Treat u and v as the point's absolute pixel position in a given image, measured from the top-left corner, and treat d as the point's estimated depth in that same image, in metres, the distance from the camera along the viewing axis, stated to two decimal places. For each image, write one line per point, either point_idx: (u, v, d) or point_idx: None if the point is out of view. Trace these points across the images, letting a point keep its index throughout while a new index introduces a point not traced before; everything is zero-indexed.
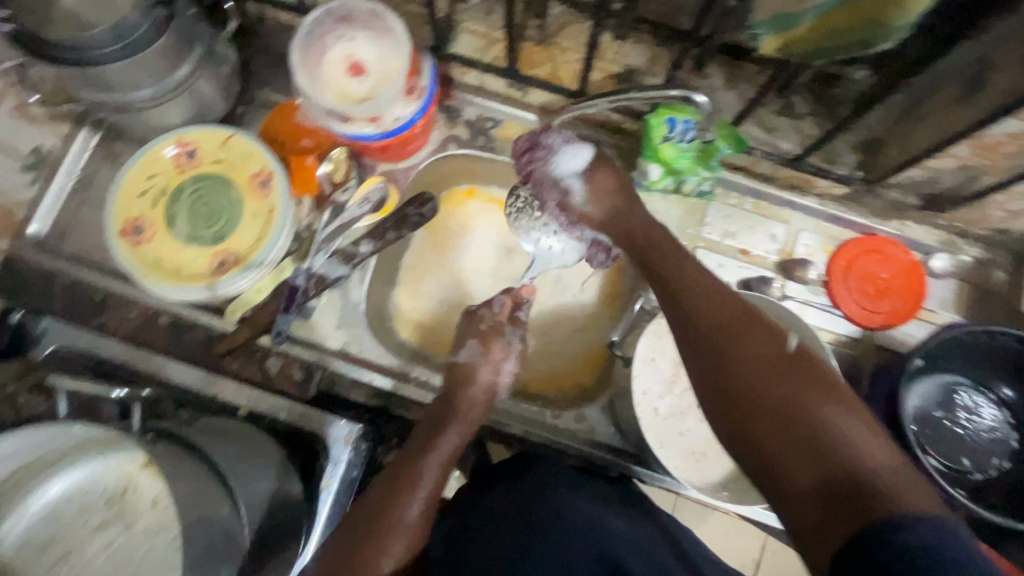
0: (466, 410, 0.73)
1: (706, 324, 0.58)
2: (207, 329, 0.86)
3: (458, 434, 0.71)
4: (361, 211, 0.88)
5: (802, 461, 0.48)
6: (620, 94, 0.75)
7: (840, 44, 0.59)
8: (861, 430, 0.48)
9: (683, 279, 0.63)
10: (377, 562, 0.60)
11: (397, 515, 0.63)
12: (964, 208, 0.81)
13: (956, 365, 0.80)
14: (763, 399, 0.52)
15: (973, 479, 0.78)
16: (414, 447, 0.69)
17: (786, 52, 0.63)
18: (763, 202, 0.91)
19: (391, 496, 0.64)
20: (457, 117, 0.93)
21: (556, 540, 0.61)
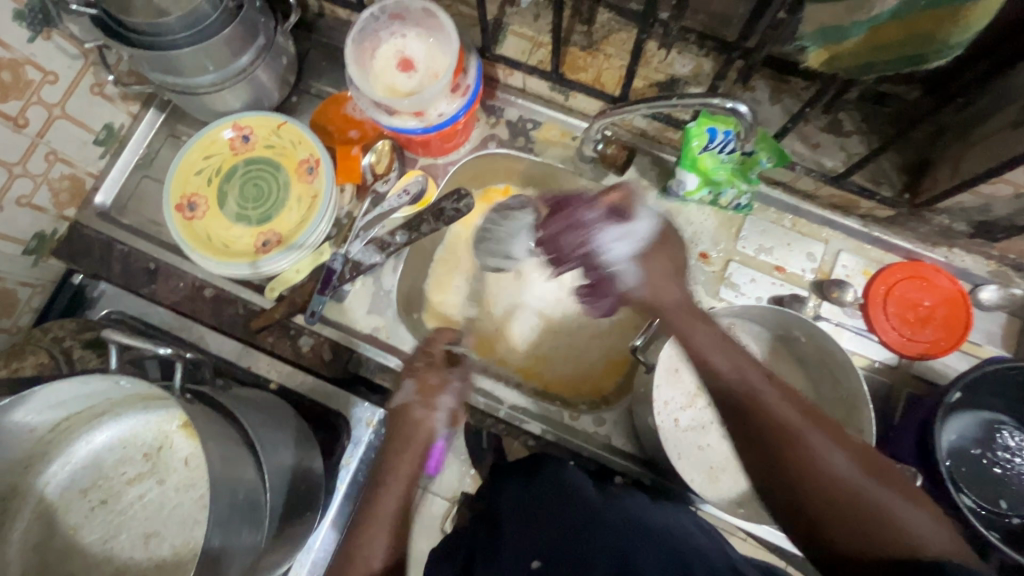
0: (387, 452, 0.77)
1: (783, 418, 0.60)
2: (247, 304, 0.90)
3: (401, 481, 0.74)
4: (399, 203, 0.91)
5: (854, 529, 0.52)
6: (660, 101, 0.74)
7: (888, 60, 0.58)
8: (904, 506, 0.51)
9: (729, 367, 0.67)
10: None
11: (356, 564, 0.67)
12: (1017, 239, 0.78)
13: (997, 401, 0.77)
14: (821, 482, 0.55)
15: (1009, 523, 0.74)
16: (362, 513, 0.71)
17: (834, 66, 0.62)
18: (802, 220, 0.89)
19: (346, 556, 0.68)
20: (499, 116, 0.95)
21: (602, 522, 0.60)
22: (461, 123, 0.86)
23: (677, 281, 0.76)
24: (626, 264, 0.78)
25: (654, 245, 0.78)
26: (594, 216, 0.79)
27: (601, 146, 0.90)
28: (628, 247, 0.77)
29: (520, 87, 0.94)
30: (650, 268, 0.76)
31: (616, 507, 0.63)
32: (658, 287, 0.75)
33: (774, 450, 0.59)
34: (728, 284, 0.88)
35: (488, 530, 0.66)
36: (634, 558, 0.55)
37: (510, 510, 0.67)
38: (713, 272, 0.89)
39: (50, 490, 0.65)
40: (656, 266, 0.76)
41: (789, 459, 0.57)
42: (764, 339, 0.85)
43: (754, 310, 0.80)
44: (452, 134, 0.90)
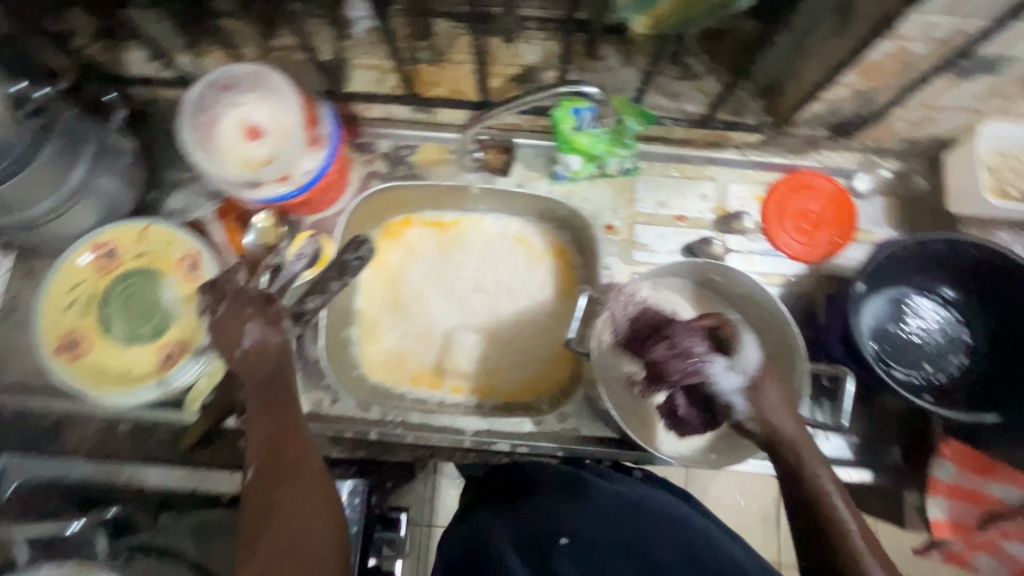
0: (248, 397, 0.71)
1: (839, 526, 0.51)
2: (172, 426, 0.83)
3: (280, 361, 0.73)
4: (299, 267, 0.82)
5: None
6: (519, 101, 0.75)
7: (707, 10, 0.61)
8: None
9: (825, 488, 0.54)
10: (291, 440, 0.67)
11: (285, 411, 0.69)
12: (870, 128, 0.84)
13: (899, 279, 0.83)
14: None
15: (937, 381, 0.81)
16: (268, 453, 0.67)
17: (658, 27, 0.65)
18: (687, 165, 0.92)
19: (274, 428, 0.69)
20: (372, 150, 0.90)
21: (602, 502, 0.66)
22: (334, 174, 0.82)
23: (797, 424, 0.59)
24: (739, 398, 0.61)
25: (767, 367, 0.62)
26: (700, 347, 0.65)
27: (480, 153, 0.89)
28: (745, 378, 0.62)
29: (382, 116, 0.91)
30: (768, 392, 0.61)
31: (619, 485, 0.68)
32: (778, 416, 0.59)
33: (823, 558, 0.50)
34: (639, 247, 0.91)
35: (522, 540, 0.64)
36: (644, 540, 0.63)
37: (532, 518, 0.66)
38: (623, 240, 0.91)
39: None
40: (772, 392, 0.61)
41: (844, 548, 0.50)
42: (687, 288, 0.88)
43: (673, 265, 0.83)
44: (331, 188, 0.86)
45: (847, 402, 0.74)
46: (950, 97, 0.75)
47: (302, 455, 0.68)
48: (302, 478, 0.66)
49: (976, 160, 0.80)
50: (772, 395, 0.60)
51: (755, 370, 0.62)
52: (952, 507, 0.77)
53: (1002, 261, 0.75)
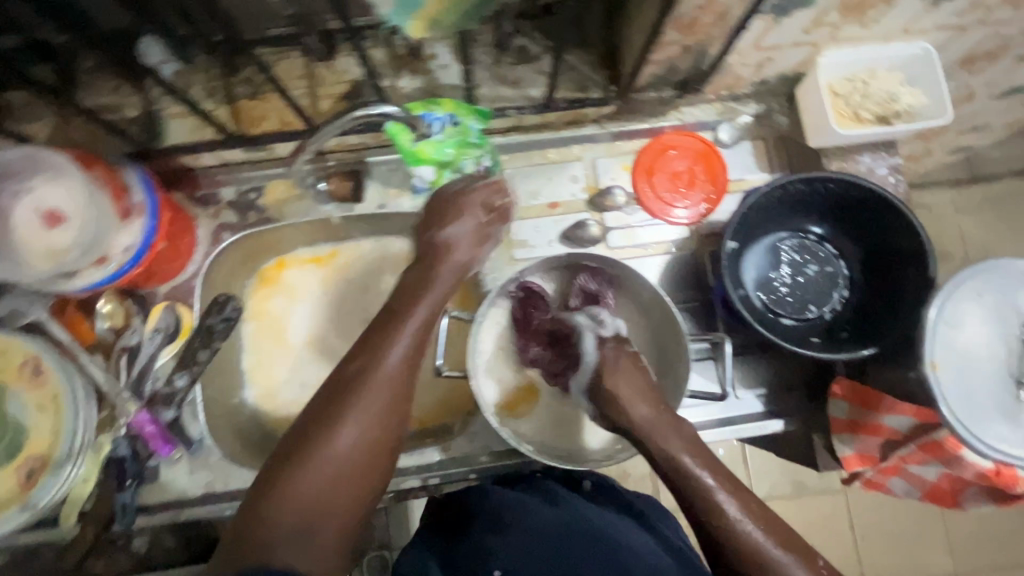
0: (401, 331, 0.58)
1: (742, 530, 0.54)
2: (54, 538, 0.75)
3: (416, 329, 0.60)
4: (156, 345, 0.79)
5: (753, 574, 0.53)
6: (334, 122, 0.68)
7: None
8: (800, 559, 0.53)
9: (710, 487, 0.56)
10: (333, 439, 0.53)
11: (372, 369, 0.56)
12: (717, 78, 0.80)
13: (770, 227, 0.81)
14: (740, 529, 0.54)
15: (824, 321, 0.80)
16: (333, 388, 0.56)
17: None
18: (549, 150, 0.89)
19: (324, 416, 0.54)
20: (217, 202, 0.85)
21: (530, 529, 0.63)
22: (165, 242, 0.77)
23: (656, 412, 0.61)
24: (590, 344, 0.69)
25: (610, 365, 0.65)
26: (576, 302, 0.77)
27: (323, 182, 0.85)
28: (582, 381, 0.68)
29: (220, 163, 0.85)
30: (622, 387, 0.63)
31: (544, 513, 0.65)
32: (635, 404, 0.62)
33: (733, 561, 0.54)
34: (517, 245, 0.88)
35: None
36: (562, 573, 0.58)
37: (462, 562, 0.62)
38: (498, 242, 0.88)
39: None
40: (626, 383, 0.63)
41: (710, 507, 0.55)
42: None
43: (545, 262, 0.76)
44: (174, 249, 0.79)
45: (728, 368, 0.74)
46: (780, 35, 0.71)
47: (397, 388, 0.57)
48: (371, 414, 0.55)
49: (823, 97, 0.78)
50: (617, 389, 0.63)
51: (589, 372, 0.67)
52: (857, 444, 0.74)
53: (859, 191, 0.73)
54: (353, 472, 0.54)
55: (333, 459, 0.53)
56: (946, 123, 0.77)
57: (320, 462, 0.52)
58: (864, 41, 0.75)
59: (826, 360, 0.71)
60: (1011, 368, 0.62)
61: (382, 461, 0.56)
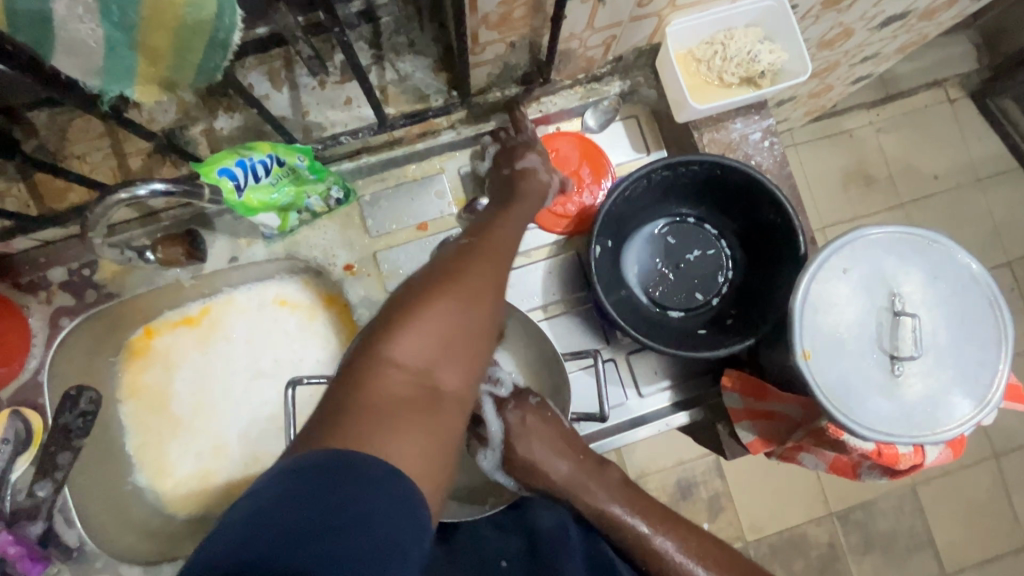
0: (507, 229, 0.62)
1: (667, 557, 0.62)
2: None
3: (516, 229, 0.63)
4: (5, 458, 0.71)
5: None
6: (107, 204, 0.59)
7: (200, 58, 0.42)
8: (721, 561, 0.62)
9: (629, 523, 0.63)
10: (404, 329, 0.46)
11: (472, 259, 0.53)
12: (563, 64, 0.73)
13: (645, 216, 0.77)
14: (670, 560, 0.62)
15: (712, 306, 0.77)
16: (419, 279, 0.51)
17: (175, 85, 0.45)
18: (409, 167, 0.82)
19: (498, 260, 0.56)
20: (47, 287, 0.77)
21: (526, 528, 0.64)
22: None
23: (573, 466, 0.64)
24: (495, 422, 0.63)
25: (517, 431, 0.63)
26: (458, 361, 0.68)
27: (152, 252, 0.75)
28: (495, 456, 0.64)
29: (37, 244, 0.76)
30: (536, 448, 0.63)
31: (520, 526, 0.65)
32: (548, 460, 0.64)
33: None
34: (391, 277, 0.81)
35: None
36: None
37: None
38: (370, 276, 0.81)
39: None
40: (539, 444, 0.63)
41: (646, 550, 0.62)
42: None
43: None
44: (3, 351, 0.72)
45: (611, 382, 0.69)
46: (612, 13, 0.64)
47: (498, 285, 0.53)
48: (482, 311, 0.50)
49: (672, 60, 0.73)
50: (539, 451, 0.63)
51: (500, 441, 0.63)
52: (760, 428, 0.71)
53: (724, 170, 0.69)
54: (430, 380, 0.45)
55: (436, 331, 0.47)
56: (803, 80, 0.72)
57: (401, 348, 0.45)
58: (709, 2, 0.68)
59: (716, 357, 0.67)
60: (883, 344, 0.59)
61: (473, 367, 0.49)
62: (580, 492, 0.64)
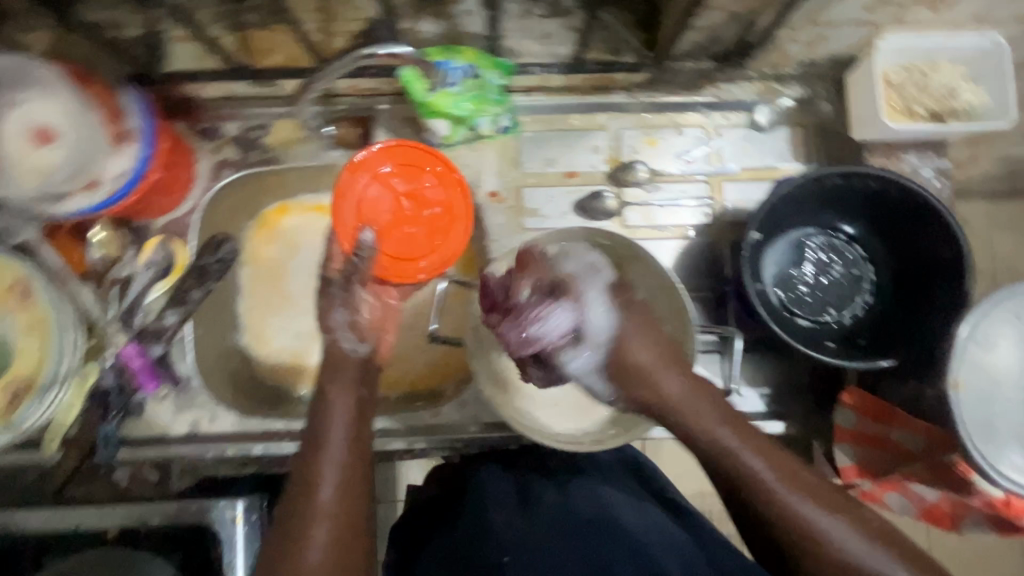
0: (332, 419, 0.67)
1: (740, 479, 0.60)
2: (33, 470, 0.73)
3: (347, 396, 0.70)
4: (146, 279, 0.76)
5: (738, 486, 0.60)
6: (346, 60, 0.67)
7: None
8: (789, 467, 0.59)
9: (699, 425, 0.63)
10: (303, 552, 0.58)
11: (306, 501, 0.61)
12: (762, 53, 0.74)
13: (797, 220, 0.77)
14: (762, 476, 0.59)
15: (841, 325, 0.76)
16: (291, 510, 0.61)
17: None
18: (573, 116, 0.84)
19: (295, 515, 0.60)
20: (220, 136, 0.81)
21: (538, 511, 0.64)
22: (160, 173, 0.73)
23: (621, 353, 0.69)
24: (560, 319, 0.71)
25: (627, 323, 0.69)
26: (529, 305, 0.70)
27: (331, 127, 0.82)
28: (599, 356, 0.70)
29: (223, 95, 0.81)
30: (576, 342, 0.69)
31: (584, 497, 0.66)
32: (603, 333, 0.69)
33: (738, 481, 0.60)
34: (530, 214, 0.85)
35: (479, 545, 0.61)
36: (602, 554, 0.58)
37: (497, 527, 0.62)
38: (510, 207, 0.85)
39: None
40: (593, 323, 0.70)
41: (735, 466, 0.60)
42: None
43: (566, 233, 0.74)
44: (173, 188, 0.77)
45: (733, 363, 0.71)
46: (841, 9, 0.64)
47: (334, 518, 0.60)
48: (334, 568, 0.58)
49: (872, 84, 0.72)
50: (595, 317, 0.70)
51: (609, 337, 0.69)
52: (858, 455, 0.73)
53: (902, 194, 0.68)
54: None
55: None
56: (1005, 129, 0.68)
57: None
58: (930, 27, 0.69)
59: (842, 366, 0.67)
60: None
61: None
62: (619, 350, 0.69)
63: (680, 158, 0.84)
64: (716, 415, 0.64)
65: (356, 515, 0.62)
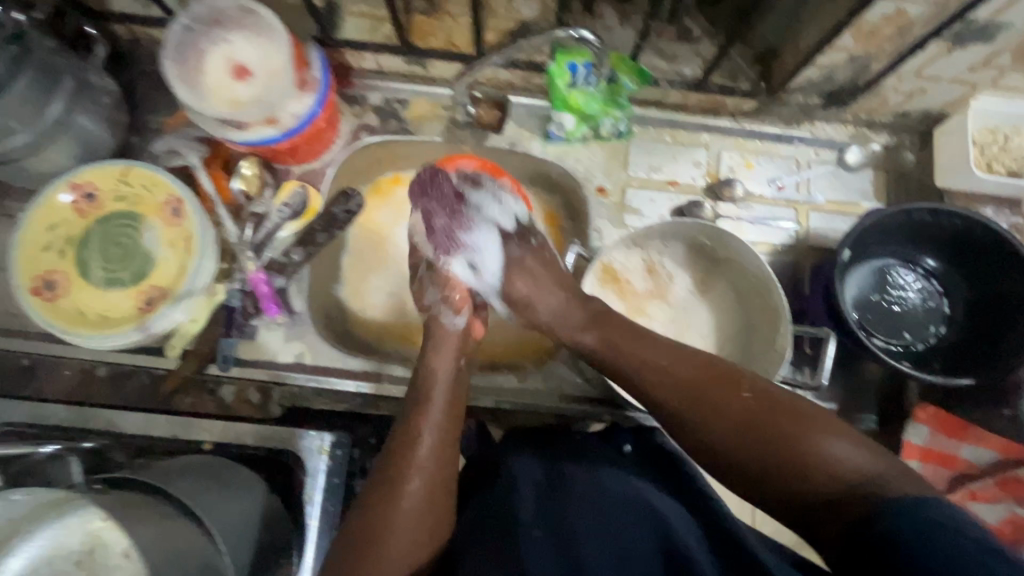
0: (433, 396, 0.70)
1: (690, 395, 0.62)
2: (150, 372, 0.82)
3: (445, 389, 0.71)
4: (282, 218, 0.85)
5: (797, 491, 0.53)
6: (512, 46, 0.78)
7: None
8: (849, 445, 0.53)
9: (652, 347, 0.67)
10: (402, 495, 0.61)
11: (410, 468, 0.63)
12: (864, 98, 0.84)
13: (882, 249, 0.83)
14: (684, 379, 0.63)
15: (916, 350, 0.82)
16: (388, 467, 0.64)
17: None
18: (681, 132, 0.92)
19: (392, 477, 0.63)
20: (364, 104, 0.91)
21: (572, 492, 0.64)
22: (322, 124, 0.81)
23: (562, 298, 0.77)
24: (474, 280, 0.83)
25: (531, 242, 0.82)
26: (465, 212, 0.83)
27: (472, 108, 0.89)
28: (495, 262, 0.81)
29: (374, 68, 0.90)
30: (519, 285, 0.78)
31: (614, 479, 0.66)
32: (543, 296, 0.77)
33: (706, 401, 0.61)
34: (630, 212, 0.90)
35: (507, 521, 0.61)
36: (630, 546, 0.58)
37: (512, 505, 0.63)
38: (613, 203, 0.90)
39: None
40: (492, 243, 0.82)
41: (687, 388, 0.62)
42: (681, 254, 0.88)
43: (661, 227, 0.82)
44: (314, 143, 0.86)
45: (827, 363, 0.73)
46: (945, 66, 0.74)
47: (427, 486, 0.63)
48: (428, 518, 0.61)
49: (961, 138, 0.81)
50: (616, 339, 0.70)
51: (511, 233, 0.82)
52: (926, 470, 0.79)
53: (988, 235, 0.75)
54: (419, 536, 0.60)
55: (404, 521, 0.60)
56: None
57: (398, 531, 0.59)
58: (1019, 94, 0.79)
59: (930, 381, 0.71)
60: None
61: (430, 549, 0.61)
62: (656, 367, 0.65)
63: (772, 183, 0.91)
64: (750, 416, 0.58)
65: (446, 481, 0.64)
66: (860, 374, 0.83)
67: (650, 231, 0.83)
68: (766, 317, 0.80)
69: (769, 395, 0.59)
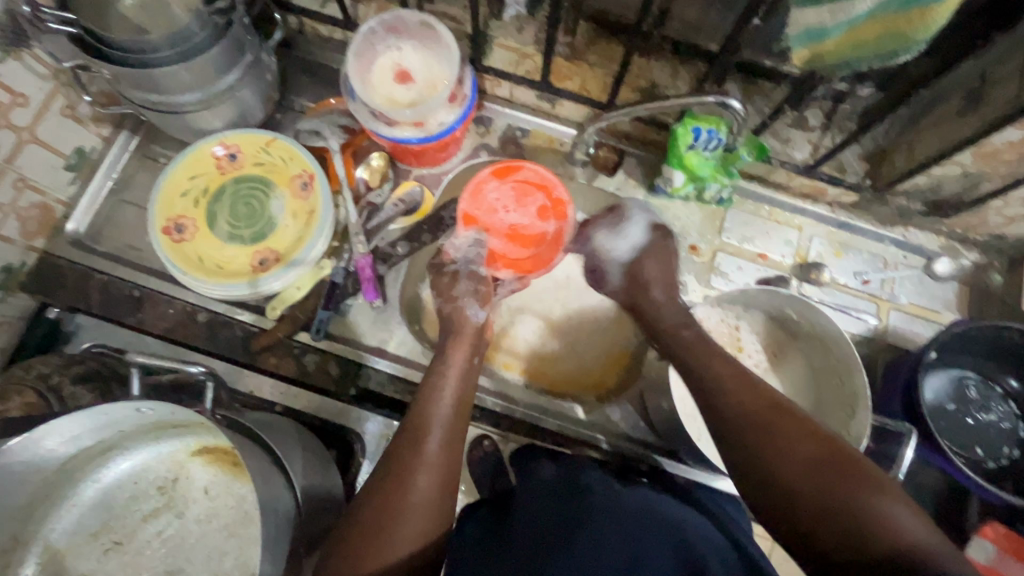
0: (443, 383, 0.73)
1: (751, 427, 0.63)
2: (244, 326, 0.87)
3: (464, 362, 0.76)
4: (394, 212, 0.91)
5: (840, 543, 0.51)
6: (656, 101, 0.78)
7: (864, 56, 0.66)
8: (899, 504, 0.52)
9: (713, 370, 0.71)
10: (413, 475, 0.62)
11: (421, 452, 0.64)
12: (965, 214, 0.88)
13: (964, 360, 0.85)
14: (733, 412, 0.65)
15: (987, 466, 0.82)
16: (403, 449, 0.65)
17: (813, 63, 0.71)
18: (777, 211, 0.97)
19: (406, 459, 0.63)
20: (488, 126, 0.98)
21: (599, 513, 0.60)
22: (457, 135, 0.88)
23: (666, 296, 0.83)
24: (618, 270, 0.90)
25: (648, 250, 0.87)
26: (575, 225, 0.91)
27: (592, 149, 0.94)
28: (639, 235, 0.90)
29: (507, 97, 0.98)
30: (646, 272, 0.85)
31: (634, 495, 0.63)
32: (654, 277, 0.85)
33: (765, 439, 0.61)
34: (717, 273, 0.94)
35: (536, 526, 0.60)
36: (645, 550, 0.56)
37: (531, 521, 0.61)
38: (703, 263, 0.94)
39: (89, 498, 0.67)
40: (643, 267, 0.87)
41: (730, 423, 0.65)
42: (758, 321, 0.91)
43: (751, 293, 0.83)
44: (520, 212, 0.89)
45: (905, 460, 0.72)
46: None
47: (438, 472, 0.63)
48: (417, 496, 0.61)
49: None
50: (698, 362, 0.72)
51: (628, 263, 0.88)
52: None
53: None
54: (433, 514, 0.61)
55: (412, 502, 0.60)
56: None
57: (410, 508, 0.60)
58: None
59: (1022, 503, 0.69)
60: None
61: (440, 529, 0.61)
62: (725, 399, 0.67)
63: (857, 276, 0.94)
64: (805, 463, 0.57)
65: (452, 478, 0.64)
66: (921, 477, 0.83)
67: (741, 295, 0.85)
68: (843, 402, 0.81)
69: (833, 442, 0.58)
